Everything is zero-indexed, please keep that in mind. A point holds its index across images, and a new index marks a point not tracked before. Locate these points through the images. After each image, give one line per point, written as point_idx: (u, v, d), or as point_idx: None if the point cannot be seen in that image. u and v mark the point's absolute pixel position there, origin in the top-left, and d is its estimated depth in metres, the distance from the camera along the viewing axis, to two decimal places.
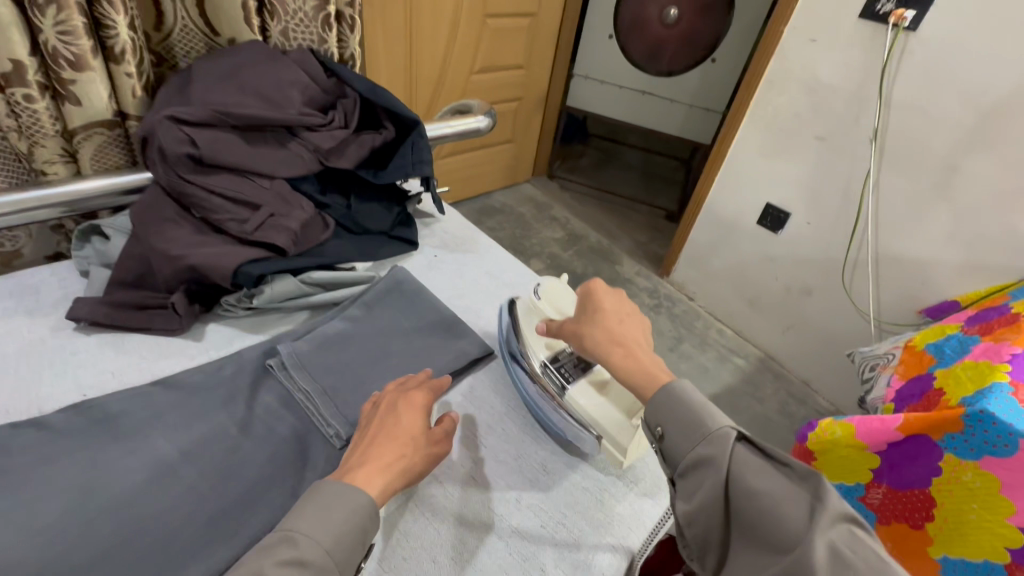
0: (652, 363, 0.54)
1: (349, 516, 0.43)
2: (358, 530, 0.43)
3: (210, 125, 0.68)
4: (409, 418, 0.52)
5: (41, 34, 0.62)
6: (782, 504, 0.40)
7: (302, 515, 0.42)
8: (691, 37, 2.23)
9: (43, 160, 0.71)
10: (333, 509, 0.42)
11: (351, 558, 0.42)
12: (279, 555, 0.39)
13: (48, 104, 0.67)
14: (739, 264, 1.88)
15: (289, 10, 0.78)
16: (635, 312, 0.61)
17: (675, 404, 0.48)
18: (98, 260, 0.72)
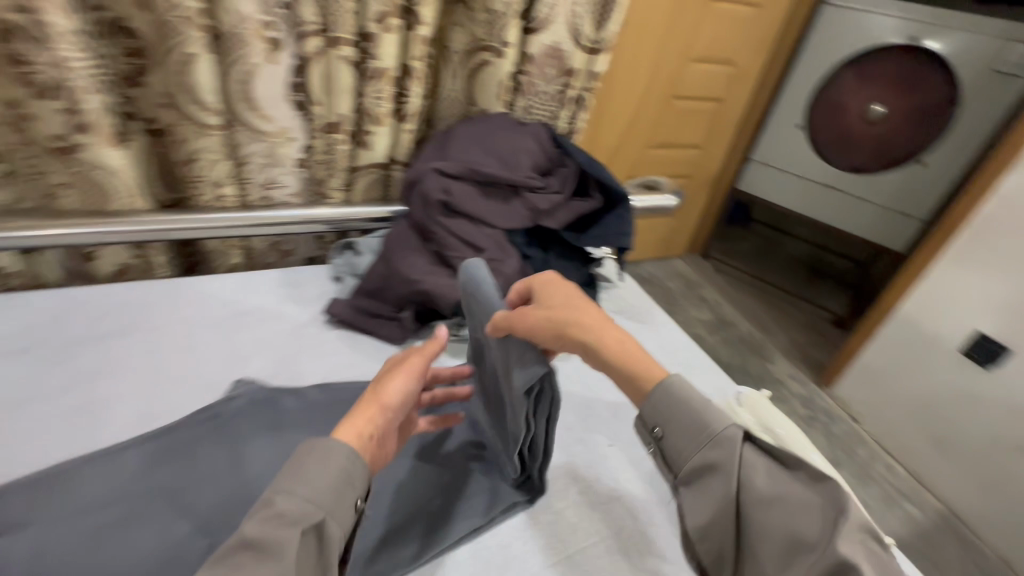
0: (617, 344, 0.55)
1: (337, 471, 0.43)
2: (344, 480, 0.43)
3: (460, 178, 0.82)
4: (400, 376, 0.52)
5: (362, 97, 0.81)
6: (798, 513, 0.43)
7: (281, 478, 0.42)
8: (895, 137, 2.07)
9: (330, 186, 0.91)
10: (320, 467, 0.42)
11: (343, 503, 0.43)
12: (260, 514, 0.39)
13: (348, 147, 0.87)
14: (927, 394, 1.60)
15: (535, 90, 0.91)
16: (569, 295, 0.59)
17: (671, 405, 0.51)
18: (349, 270, 0.89)
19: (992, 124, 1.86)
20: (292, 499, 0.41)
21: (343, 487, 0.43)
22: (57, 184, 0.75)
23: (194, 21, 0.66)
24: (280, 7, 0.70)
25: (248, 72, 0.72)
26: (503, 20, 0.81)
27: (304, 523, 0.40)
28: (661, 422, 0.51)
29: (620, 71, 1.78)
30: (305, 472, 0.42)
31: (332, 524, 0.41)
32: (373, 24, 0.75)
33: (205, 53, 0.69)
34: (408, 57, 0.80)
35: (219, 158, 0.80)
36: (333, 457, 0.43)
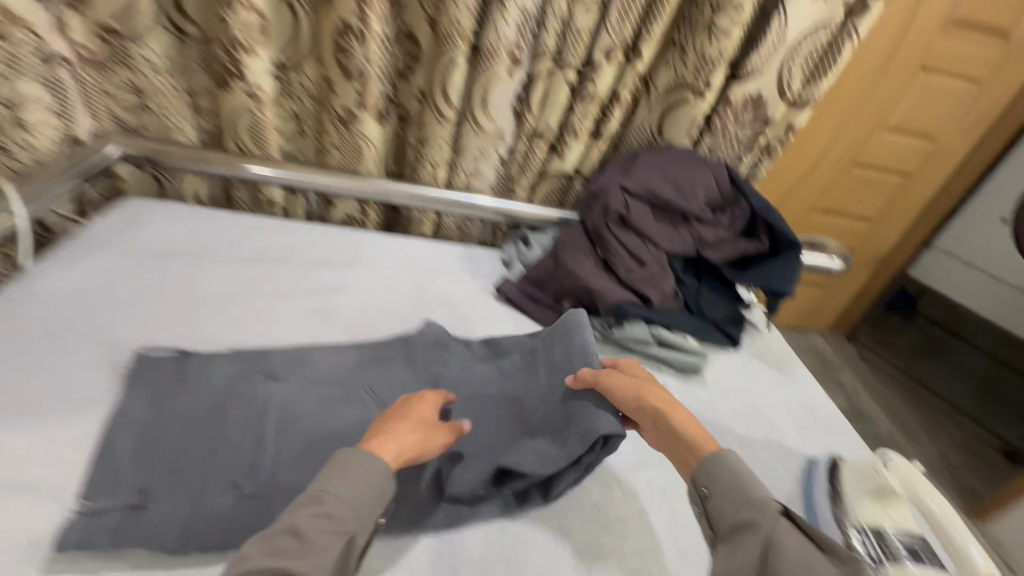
0: (686, 430, 0.59)
1: (374, 482, 0.51)
2: (380, 488, 0.51)
3: (639, 197, 0.90)
4: (653, 383, 0.66)
5: (570, 114, 0.93)
6: (823, 572, 0.46)
7: (331, 478, 0.50)
8: None
9: (519, 185, 1.05)
10: (357, 474, 0.51)
11: (372, 514, 0.50)
12: (310, 508, 0.47)
13: (544, 154, 1.00)
14: None
15: (726, 133, 0.96)
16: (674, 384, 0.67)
17: (721, 470, 0.55)
18: (518, 257, 1.01)
19: None
20: (328, 503, 0.48)
21: (377, 502, 0.51)
22: (329, 142, 1.00)
23: (465, 38, 0.83)
24: (530, 33, 0.84)
25: (490, 81, 0.88)
26: (712, 66, 0.87)
27: (342, 532, 0.47)
28: (710, 483, 0.54)
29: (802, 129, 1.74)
30: (348, 480, 0.50)
31: (360, 538, 0.49)
32: (600, 56, 0.85)
33: (464, 61, 0.86)
34: (619, 87, 0.90)
35: (444, 145, 0.98)
36: (375, 468, 0.52)
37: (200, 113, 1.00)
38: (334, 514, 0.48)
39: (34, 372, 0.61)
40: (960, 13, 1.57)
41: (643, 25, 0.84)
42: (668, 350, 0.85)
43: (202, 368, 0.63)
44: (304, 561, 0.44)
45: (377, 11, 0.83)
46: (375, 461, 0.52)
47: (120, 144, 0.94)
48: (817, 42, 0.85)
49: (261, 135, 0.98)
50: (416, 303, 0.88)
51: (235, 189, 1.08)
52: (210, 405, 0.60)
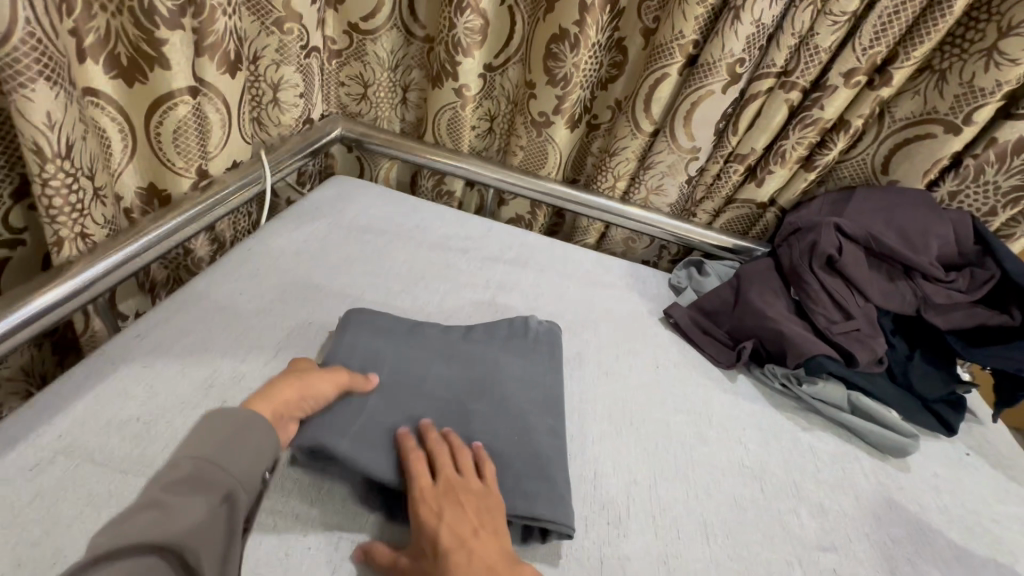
0: None
1: (237, 434, 0.48)
2: (254, 453, 0.48)
3: (855, 240, 0.78)
4: (468, 543, 0.49)
5: (781, 139, 0.85)
6: None
7: (194, 442, 0.47)
8: None
9: (702, 208, 0.99)
10: (228, 439, 0.47)
11: (252, 469, 0.47)
12: (169, 476, 0.44)
13: (739, 178, 0.92)
14: None
15: (979, 179, 0.80)
16: (470, 521, 0.51)
17: None
18: (689, 284, 0.95)
19: None
20: (186, 463, 0.45)
21: (260, 461, 0.48)
22: (518, 143, 1.02)
23: (684, 49, 0.80)
24: (758, 48, 0.77)
25: (700, 96, 0.83)
26: (981, 98, 0.73)
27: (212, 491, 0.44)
28: None
29: None
30: (216, 442, 0.47)
31: (242, 495, 0.46)
32: (837, 78, 0.76)
33: (676, 73, 0.83)
34: (850, 114, 0.80)
35: (632, 157, 0.95)
36: (248, 434, 0.48)
37: (407, 105, 1.09)
38: (199, 476, 0.44)
39: (265, 317, 0.70)
40: None
41: (901, 46, 0.73)
42: (864, 422, 0.74)
43: (395, 341, 0.68)
44: (158, 532, 0.41)
45: (598, 18, 0.82)
46: (249, 420, 0.49)
47: (344, 128, 1.05)
48: None
49: (457, 131, 1.04)
50: (585, 313, 0.86)
51: (423, 178, 1.16)
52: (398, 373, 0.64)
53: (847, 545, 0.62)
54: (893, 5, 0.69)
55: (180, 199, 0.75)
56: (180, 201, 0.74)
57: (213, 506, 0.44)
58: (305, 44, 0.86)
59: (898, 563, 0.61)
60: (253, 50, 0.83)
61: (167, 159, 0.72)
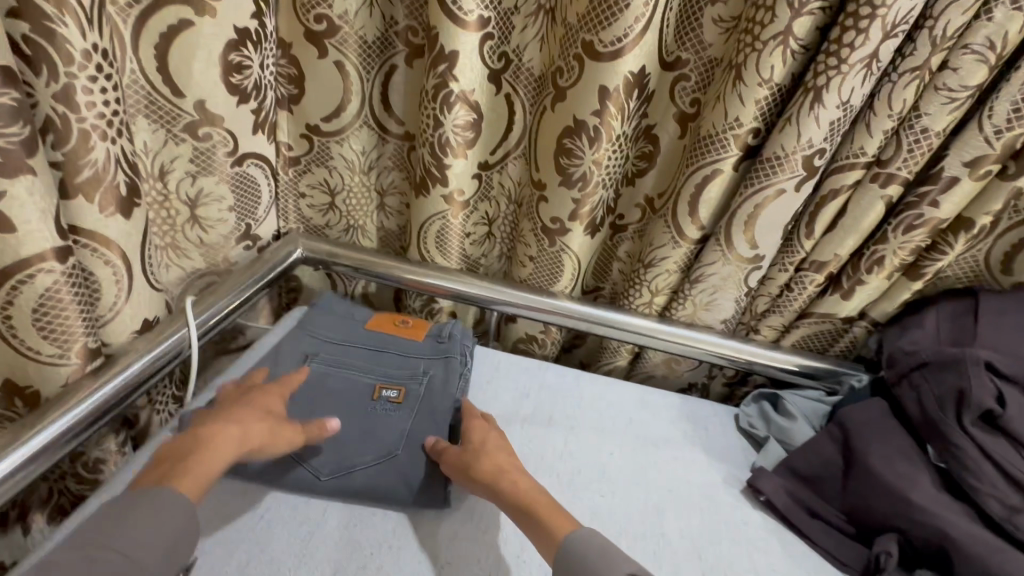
0: (566, 515, 0.54)
1: (168, 512, 0.43)
2: (174, 543, 0.42)
3: (1013, 380, 0.56)
4: (498, 453, 0.60)
5: (877, 242, 0.65)
6: None
7: (121, 530, 0.40)
8: None
9: (766, 324, 0.77)
10: (163, 522, 0.42)
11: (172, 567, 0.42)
12: None
13: (817, 289, 0.71)
14: None
15: None
16: (507, 451, 0.61)
17: (576, 557, 0.48)
18: (770, 431, 0.71)
19: None
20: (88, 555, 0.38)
21: (174, 558, 0.42)
22: (524, 255, 0.82)
23: (741, 140, 0.61)
24: (841, 134, 0.59)
25: (765, 197, 0.64)
26: None
27: None
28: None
29: None
30: (142, 534, 0.41)
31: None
32: (956, 167, 0.57)
33: (730, 170, 0.64)
34: (972, 209, 0.60)
35: (675, 270, 0.74)
36: (164, 509, 0.43)
37: (387, 213, 0.88)
38: None
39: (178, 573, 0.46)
40: None
41: None
42: None
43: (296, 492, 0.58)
44: None
45: (623, 106, 0.64)
46: (165, 497, 0.43)
47: (305, 248, 0.83)
48: None
49: (447, 245, 0.83)
50: (638, 496, 0.62)
51: (407, 297, 0.94)
52: (392, 362, 0.71)
53: None
54: None
55: (54, 398, 0.51)
56: (54, 398, 0.50)
57: None
58: (235, 153, 0.66)
59: None
60: (169, 168, 0.63)
61: (30, 345, 0.49)
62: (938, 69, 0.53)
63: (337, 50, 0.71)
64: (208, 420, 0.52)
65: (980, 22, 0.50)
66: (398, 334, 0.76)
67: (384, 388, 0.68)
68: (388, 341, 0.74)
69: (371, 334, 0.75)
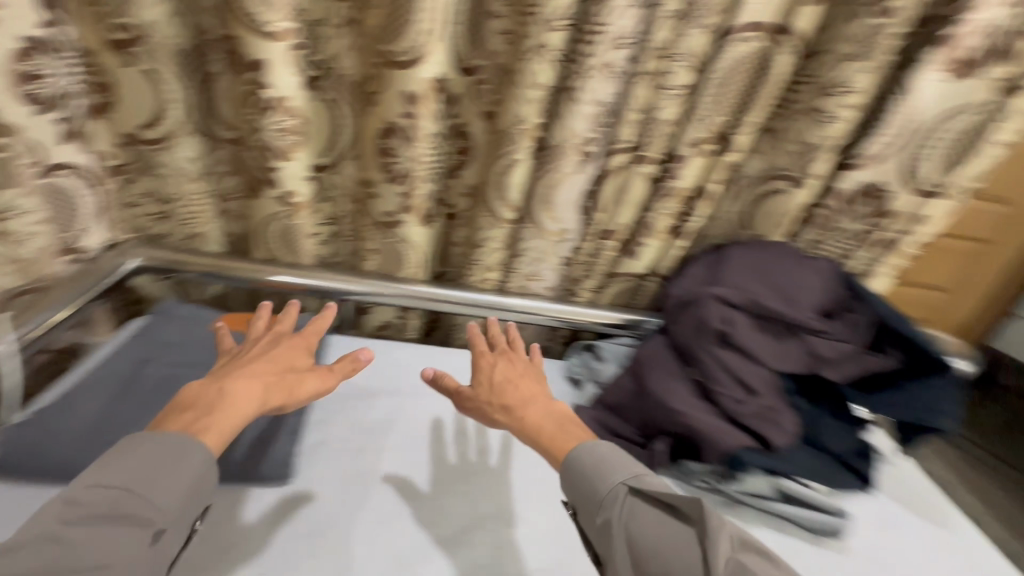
0: (539, 420, 0.63)
1: (189, 475, 0.48)
2: (197, 487, 0.49)
3: (739, 307, 0.74)
4: (514, 381, 0.69)
5: (648, 211, 0.80)
6: (685, 548, 0.48)
7: (109, 465, 0.46)
8: None
9: (583, 287, 0.91)
10: (166, 462, 0.48)
11: (175, 498, 0.47)
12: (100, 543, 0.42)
13: (614, 253, 0.86)
14: None
15: (831, 226, 0.81)
16: (525, 370, 0.71)
17: (576, 468, 0.56)
18: (588, 375, 0.86)
19: None
20: (104, 493, 0.44)
21: (188, 493, 0.48)
22: (369, 246, 0.88)
23: (529, 134, 0.72)
24: (604, 126, 0.73)
25: (556, 180, 0.76)
26: (817, 153, 0.74)
27: (133, 527, 0.44)
28: (573, 500, 0.56)
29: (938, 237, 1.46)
30: (136, 466, 0.46)
31: (169, 536, 0.46)
32: (686, 148, 0.73)
33: (526, 159, 0.75)
34: (706, 180, 0.77)
35: (500, 248, 0.85)
36: (187, 462, 0.48)
37: (228, 218, 0.89)
38: (118, 509, 0.44)
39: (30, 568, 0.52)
40: None
41: (736, 113, 0.71)
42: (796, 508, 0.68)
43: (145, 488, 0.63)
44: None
45: (430, 107, 0.73)
46: (191, 446, 0.49)
47: (142, 257, 0.82)
48: (955, 127, 0.70)
49: (293, 242, 0.87)
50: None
51: (262, 297, 0.96)
52: None
53: None
54: (720, 77, 0.67)
55: None
56: None
57: (141, 540, 0.44)
58: (41, 162, 0.66)
59: None
60: None
61: None
62: (662, 74, 0.68)
63: (147, 59, 0.72)
64: (225, 379, 0.57)
65: (682, 38, 0.65)
66: (247, 331, 0.81)
67: None
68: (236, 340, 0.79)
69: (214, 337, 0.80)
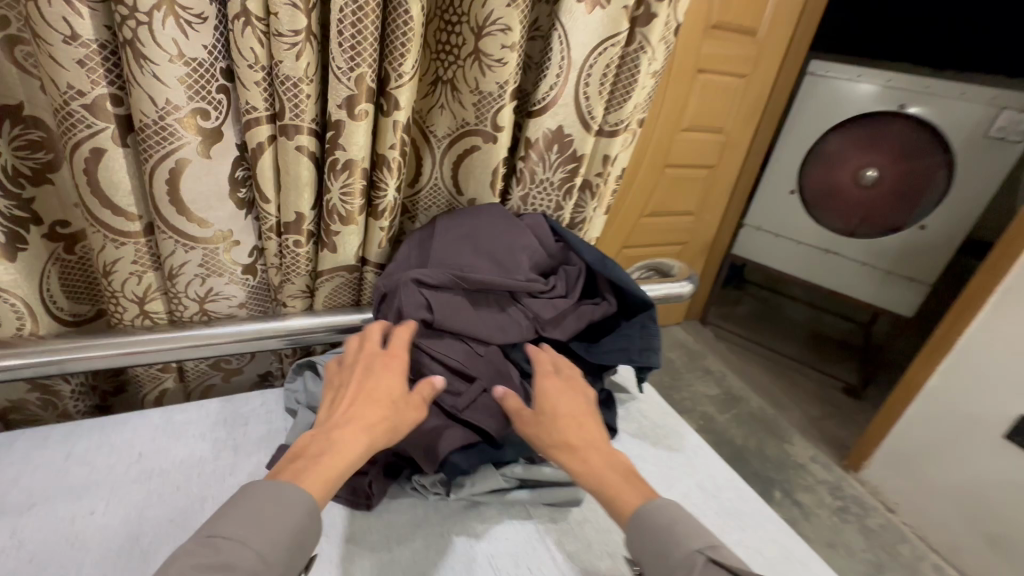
0: (382, 417, 0.54)
1: (281, 498, 0.45)
2: (299, 537, 0.44)
3: (445, 287, 0.65)
4: (369, 391, 0.56)
5: (326, 192, 0.66)
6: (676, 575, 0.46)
7: (231, 519, 0.43)
8: (878, 208, 1.94)
9: (287, 295, 0.74)
10: (272, 511, 0.44)
11: (278, 544, 0.43)
12: (195, 561, 0.39)
13: (309, 249, 0.71)
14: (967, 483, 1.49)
15: (535, 179, 0.77)
16: (401, 356, 0.59)
17: (643, 532, 0.50)
18: (306, 401, 0.70)
19: (987, 200, 1.71)
20: (211, 543, 0.41)
21: (290, 539, 0.44)
22: None
23: (102, 111, 0.52)
24: (218, 91, 0.56)
25: (177, 169, 0.57)
26: (495, 102, 0.67)
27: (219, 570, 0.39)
28: (640, 562, 0.49)
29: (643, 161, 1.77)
30: (247, 516, 0.43)
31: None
32: (338, 111, 0.60)
33: (117, 147, 0.54)
34: (382, 146, 0.66)
35: (142, 270, 0.64)
36: (291, 505, 0.45)
37: None
38: (232, 560, 0.40)
39: None
40: (715, 17, 1.62)
41: (385, 62, 0.60)
42: (533, 489, 0.64)
43: None
44: None
45: None
46: (295, 495, 0.46)
47: None
48: (609, 61, 0.69)
49: None
50: (108, 543, 0.53)
51: None
52: None
53: None
54: (342, 16, 0.55)
55: None
56: None
57: None
58: None
59: None
60: None
61: None
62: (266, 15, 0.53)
63: None
64: (331, 425, 0.53)
65: None
66: None
67: None
68: None
69: None
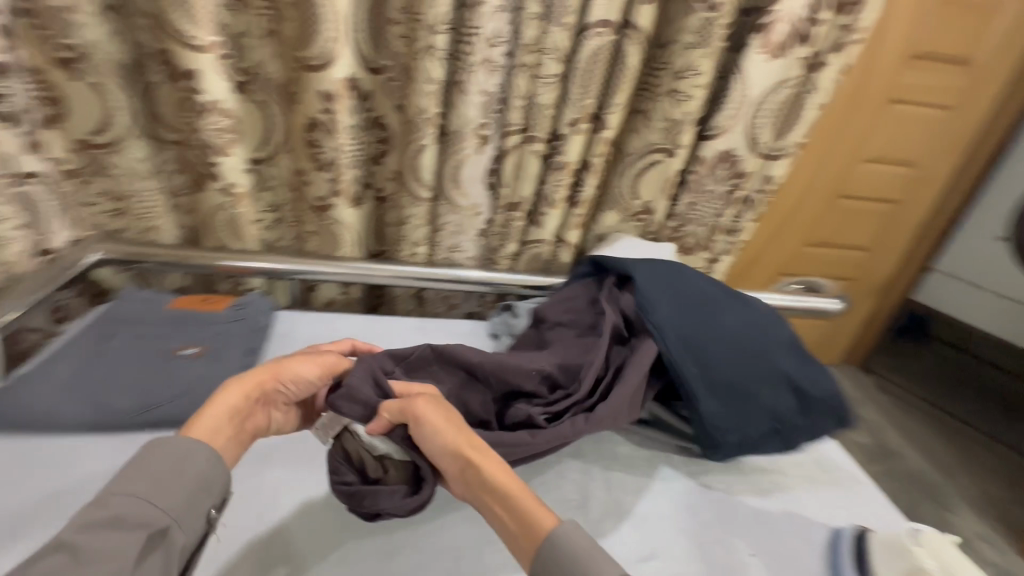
0: (269, 371, 0.66)
1: (166, 454, 0.54)
2: (196, 486, 0.54)
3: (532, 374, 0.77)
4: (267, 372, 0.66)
5: (544, 183, 0.93)
6: None
7: (128, 472, 0.53)
8: None
9: (501, 255, 1.04)
10: (167, 464, 0.54)
11: (169, 492, 0.52)
12: (90, 513, 0.49)
13: (523, 223, 0.99)
14: None
15: (702, 188, 0.96)
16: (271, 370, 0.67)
17: (569, 550, 0.51)
18: (505, 329, 0.99)
19: None
20: (123, 499, 0.50)
21: (187, 497, 0.53)
22: (307, 231, 0.99)
23: (431, 122, 0.85)
24: (496, 111, 0.86)
25: (461, 160, 0.89)
26: (680, 127, 0.88)
27: (138, 530, 0.49)
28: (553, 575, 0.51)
29: (815, 186, 1.74)
30: (149, 471, 0.53)
31: (177, 533, 0.51)
32: (566, 127, 0.87)
33: (432, 144, 0.87)
34: (590, 154, 0.91)
35: (422, 223, 0.97)
36: (188, 458, 0.55)
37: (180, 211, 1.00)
38: (123, 512, 0.49)
39: None
40: (923, 45, 1.54)
41: (605, 95, 0.86)
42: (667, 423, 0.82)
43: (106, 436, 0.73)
44: (117, 548, 0.48)
45: (345, 103, 0.84)
46: (192, 447, 0.56)
47: (104, 251, 0.93)
48: (780, 99, 0.87)
49: (238, 228, 0.96)
50: None
51: (217, 282, 1.06)
52: (194, 329, 0.86)
53: (666, 548, 0.67)
54: (585, 65, 0.81)
55: None
56: None
57: (142, 540, 0.49)
58: None
59: (709, 545, 0.68)
60: None
61: None
62: (535, 66, 0.82)
63: (90, 73, 0.82)
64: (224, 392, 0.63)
65: (546, 35, 0.79)
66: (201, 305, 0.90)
67: (182, 349, 0.82)
68: (189, 315, 0.87)
69: (168, 315, 0.87)
